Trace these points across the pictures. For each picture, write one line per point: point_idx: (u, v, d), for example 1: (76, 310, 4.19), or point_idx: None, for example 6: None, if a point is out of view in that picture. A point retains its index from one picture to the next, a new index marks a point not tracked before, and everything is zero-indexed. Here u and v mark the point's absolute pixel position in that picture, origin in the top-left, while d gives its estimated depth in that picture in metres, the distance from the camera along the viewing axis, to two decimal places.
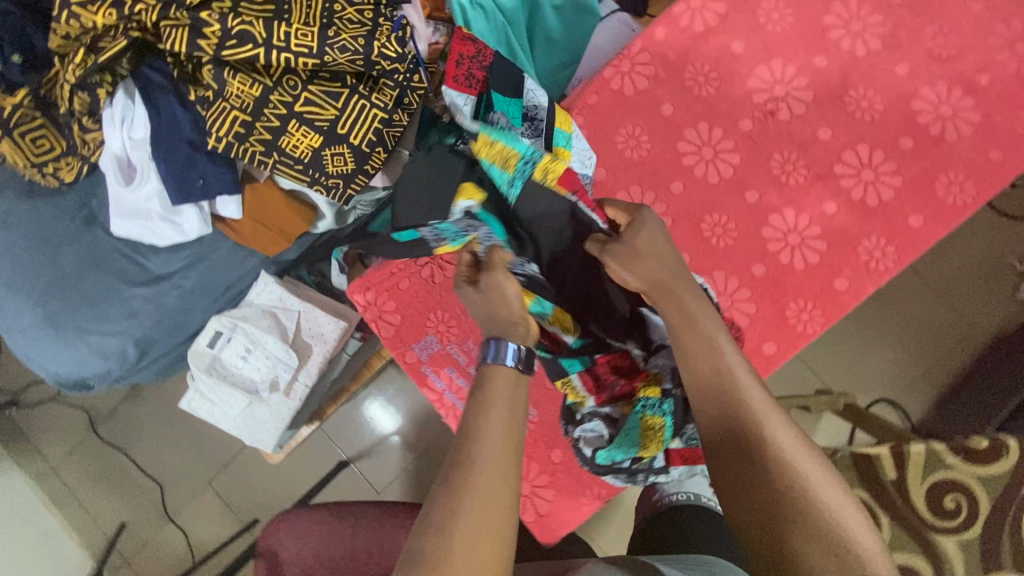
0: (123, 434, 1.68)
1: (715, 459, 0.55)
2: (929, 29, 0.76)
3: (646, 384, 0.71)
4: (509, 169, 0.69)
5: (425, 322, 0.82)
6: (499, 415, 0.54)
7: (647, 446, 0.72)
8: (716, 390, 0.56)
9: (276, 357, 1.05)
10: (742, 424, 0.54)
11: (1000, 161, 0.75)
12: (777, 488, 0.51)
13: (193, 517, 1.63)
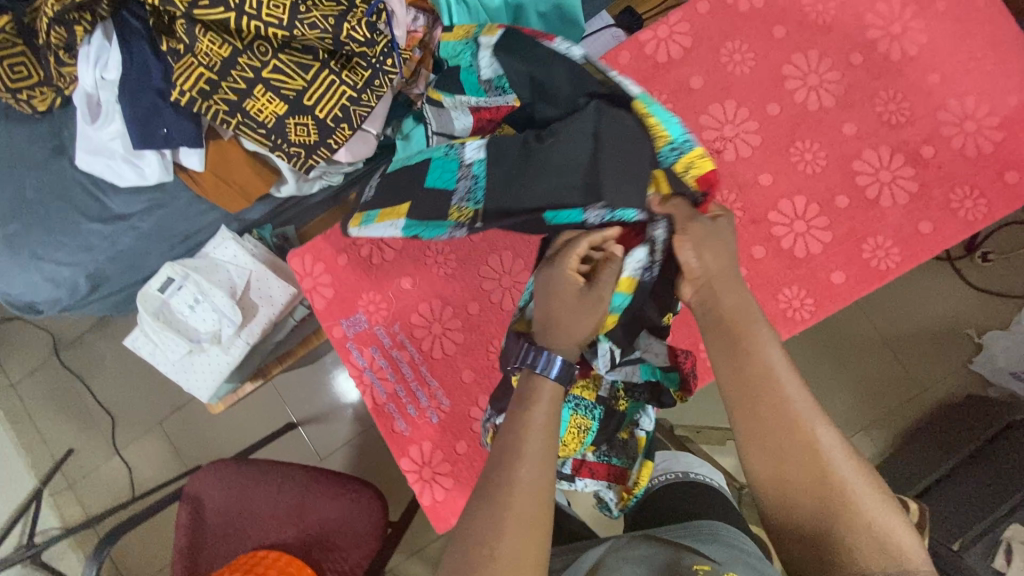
0: (83, 363, 1.71)
1: (762, 469, 0.56)
2: (882, 93, 0.78)
3: (582, 387, 0.75)
4: (658, 147, 0.64)
5: (357, 299, 0.85)
6: (541, 427, 0.58)
7: (565, 446, 0.78)
8: (765, 400, 0.56)
9: (221, 310, 1.07)
10: (792, 435, 0.54)
11: (930, 233, 0.76)
12: (819, 490, 0.53)
13: (139, 453, 1.67)
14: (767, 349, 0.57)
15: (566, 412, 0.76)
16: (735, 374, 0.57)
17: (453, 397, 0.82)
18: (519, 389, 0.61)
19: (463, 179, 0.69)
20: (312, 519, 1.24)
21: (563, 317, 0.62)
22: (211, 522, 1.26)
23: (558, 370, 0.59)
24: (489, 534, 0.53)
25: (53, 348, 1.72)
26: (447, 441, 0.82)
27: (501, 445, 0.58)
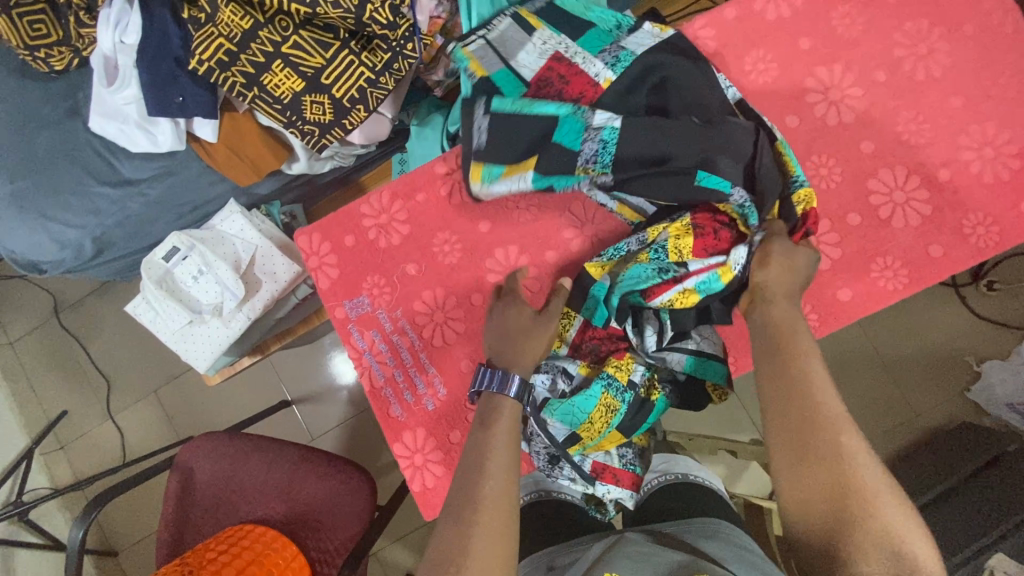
0: (83, 326, 1.71)
1: (783, 465, 0.56)
2: (903, 113, 0.77)
3: (625, 366, 0.76)
4: (788, 170, 0.72)
5: (360, 282, 0.84)
6: (505, 444, 0.63)
7: (589, 427, 0.76)
8: (795, 399, 0.57)
9: (224, 283, 1.07)
10: (816, 435, 0.55)
11: (939, 258, 0.75)
12: (842, 497, 0.53)
13: (132, 419, 1.68)
14: (805, 353, 0.60)
15: (600, 390, 0.74)
16: (771, 371, 0.60)
17: (450, 385, 0.82)
18: (481, 411, 0.67)
19: (590, 141, 0.75)
20: (302, 500, 1.24)
21: (516, 341, 0.71)
22: (200, 493, 1.27)
23: (515, 390, 0.67)
24: (460, 543, 0.56)
25: (54, 308, 1.73)
26: (441, 429, 0.82)
27: (469, 461, 0.63)
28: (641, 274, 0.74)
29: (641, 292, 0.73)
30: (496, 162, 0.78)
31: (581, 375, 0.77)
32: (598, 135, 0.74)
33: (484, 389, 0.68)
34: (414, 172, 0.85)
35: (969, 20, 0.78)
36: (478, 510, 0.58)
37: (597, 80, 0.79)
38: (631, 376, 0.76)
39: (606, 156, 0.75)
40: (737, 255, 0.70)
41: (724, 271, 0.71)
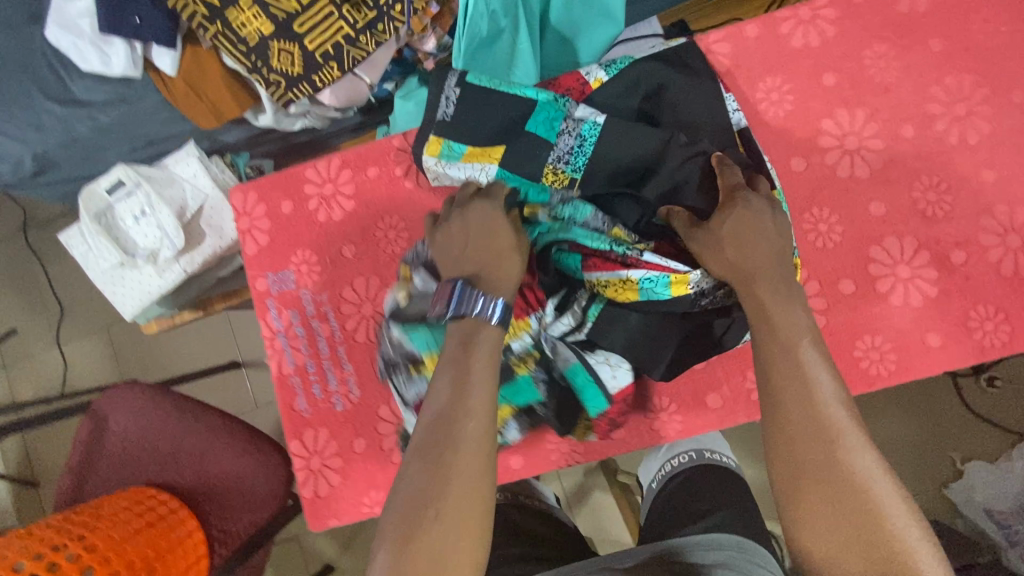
0: (49, 247, 1.64)
1: (790, 481, 0.51)
2: (925, 178, 0.67)
3: (514, 330, 0.64)
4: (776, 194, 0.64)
5: (289, 256, 0.76)
6: (483, 379, 0.53)
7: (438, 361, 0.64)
8: (796, 406, 0.53)
9: (163, 229, 0.99)
10: (824, 444, 0.51)
11: (936, 348, 0.66)
12: (842, 510, 0.49)
13: (80, 352, 1.60)
14: (805, 350, 0.54)
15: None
16: (772, 372, 0.54)
17: (364, 388, 0.74)
18: (459, 332, 0.56)
19: (566, 135, 0.69)
20: (218, 473, 1.16)
21: (488, 258, 0.59)
22: (111, 444, 1.19)
23: (501, 316, 0.56)
24: (416, 502, 0.47)
25: (18, 223, 1.65)
26: (346, 434, 0.73)
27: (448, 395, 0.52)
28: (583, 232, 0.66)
29: (575, 249, 0.68)
30: (459, 139, 0.71)
31: None
32: (578, 128, 0.69)
33: (477, 313, 0.55)
34: (371, 144, 0.76)
35: (1020, 87, 0.68)
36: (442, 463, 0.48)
37: (587, 78, 0.72)
38: (512, 341, 0.65)
39: (581, 156, 0.69)
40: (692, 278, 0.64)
41: (678, 281, 0.64)
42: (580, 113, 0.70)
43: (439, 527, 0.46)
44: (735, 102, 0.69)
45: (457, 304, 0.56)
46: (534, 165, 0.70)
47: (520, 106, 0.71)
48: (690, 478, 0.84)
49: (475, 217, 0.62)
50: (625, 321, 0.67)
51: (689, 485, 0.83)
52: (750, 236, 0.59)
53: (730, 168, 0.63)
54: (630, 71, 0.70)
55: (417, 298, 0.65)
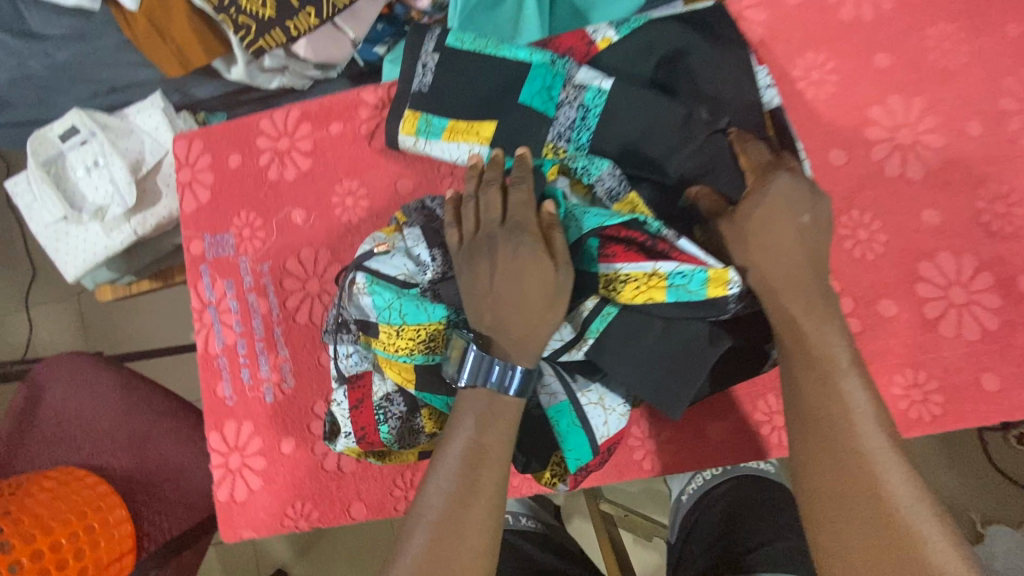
0: None
1: (836, 543, 0.44)
2: (991, 184, 0.55)
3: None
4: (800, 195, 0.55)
5: (230, 217, 0.65)
6: (488, 460, 0.46)
7: (394, 335, 0.51)
8: (836, 456, 0.46)
9: (115, 183, 0.89)
10: (874, 501, 0.44)
11: (993, 392, 0.53)
12: (883, 550, 0.42)
13: (47, 320, 1.50)
14: (848, 386, 0.47)
15: (440, 314, 0.51)
16: (810, 413, 0.48)
17: (300, 378, 0.63)
18: (476, 408, 0.47)
19: (566, 107, 0.59)
20: (157, 460, 1.05)
21: (524, 311, 0.47)
22: (45, 417, 1.07)
23: (519, 386, 0.47)
24: None
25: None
26: (273, 430, 0.62)
27: (450, 477, 0.46)
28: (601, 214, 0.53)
29: (594, 232, 0.53)
30: (440, 114, 0.61)
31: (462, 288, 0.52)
32: (580, 97, 0.58)
33: (492, 385, 0.47)
34: (337, 97, 0.65)
35: None
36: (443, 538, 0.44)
37: (593, 37, 0.61)
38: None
39: (584, 132, 0.59)
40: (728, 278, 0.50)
41: (716, 278, 0.50)
42: (585, 80, 0.58)
43: None
44: (767, 76, 0.58)
45: (474, 377, 0.47)
46: (522, 133, 0.59)
47: (512, 71, 0.60)
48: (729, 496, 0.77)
49: (504, 251, 0.48)
50: (648, 330, 0.53)
51: (727, 500, 0.77)
52: (775, 231, 0.49)
53: (754, 144, 0.53)
54: (644, 31, 0.58)
55: (401, 256, 0.53)
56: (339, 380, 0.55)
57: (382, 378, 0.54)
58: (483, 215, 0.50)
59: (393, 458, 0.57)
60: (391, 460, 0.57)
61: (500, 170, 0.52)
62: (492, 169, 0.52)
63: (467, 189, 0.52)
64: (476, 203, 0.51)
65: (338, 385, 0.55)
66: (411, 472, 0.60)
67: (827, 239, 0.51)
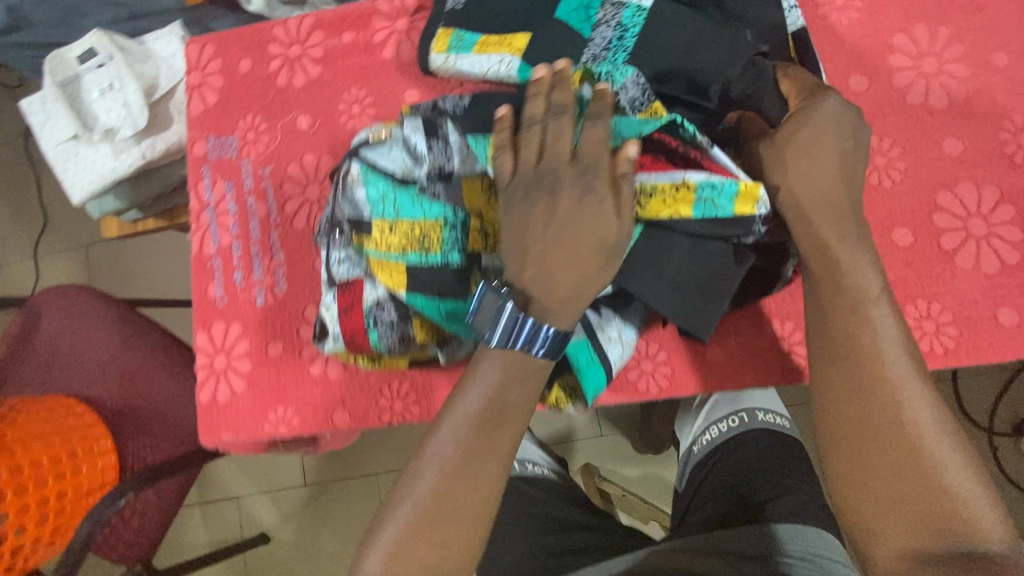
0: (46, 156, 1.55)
1: (855, 471, 0.44)
2: (1017, 116, 0.53)
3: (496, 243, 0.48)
4: None
5: (236, 120, 0.64)
6: (507, 414, 0.45)
7: (387, 231, 0.46)
8: (862, 387, 0.45)
9: (128, 105, 0.89)
10: (897, 435, 0.43)
11: (1009, 329, 0.51)
12: (903, 477, 0.42)
13: (56, 267, 1.50)
14: (878, 317, 0.46)
15: (442, 212, 0.47)
16: (838, 342, 0.46)
17: (293, 283, 0.61)
18: (509, 365, 0.45)
19: (603, 27, 0.58)
20: (147, 395, 1.03)
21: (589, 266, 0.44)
22: (41, 345, 1.07)
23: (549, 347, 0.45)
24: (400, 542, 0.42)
25: (20, 128, 1.56)
26: (261, 334, 0.61)
27: (468, 422, 0.44)
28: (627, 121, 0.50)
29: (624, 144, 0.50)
30: (471, 29, 0.60)
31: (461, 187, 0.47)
32: (619, 16, 0.57)
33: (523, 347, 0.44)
34: (351, 7, 0.64)
35: None
36: (451, 469, 0.43)
37: None
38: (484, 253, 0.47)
39: (620, 53, 0.57)
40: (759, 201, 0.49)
41: (746, 192, 0.48)
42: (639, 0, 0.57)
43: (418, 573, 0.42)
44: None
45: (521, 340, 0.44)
46: (535, 44, 0.58)
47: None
48: (740, 450, 0.76)
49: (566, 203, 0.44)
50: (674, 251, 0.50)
51: (741, 453, 0.76)
52: (818, 154, 0.47)
53: (799, 69, 0.51)
54: None
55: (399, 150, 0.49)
56: (329, 284, 0.50)
57: (371, 283, 0.48)
58: (547, 152, 0.45)
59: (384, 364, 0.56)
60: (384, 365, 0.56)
61: (572, 96, 0.45)
62: (563, 92, 0.45)
63: (534, 109, 0.46)
64: (538, 131, 0.45)
65: (327, 289, 0.50)
66: (394, 382, 0.58)
67: (863, 168, 0.50)
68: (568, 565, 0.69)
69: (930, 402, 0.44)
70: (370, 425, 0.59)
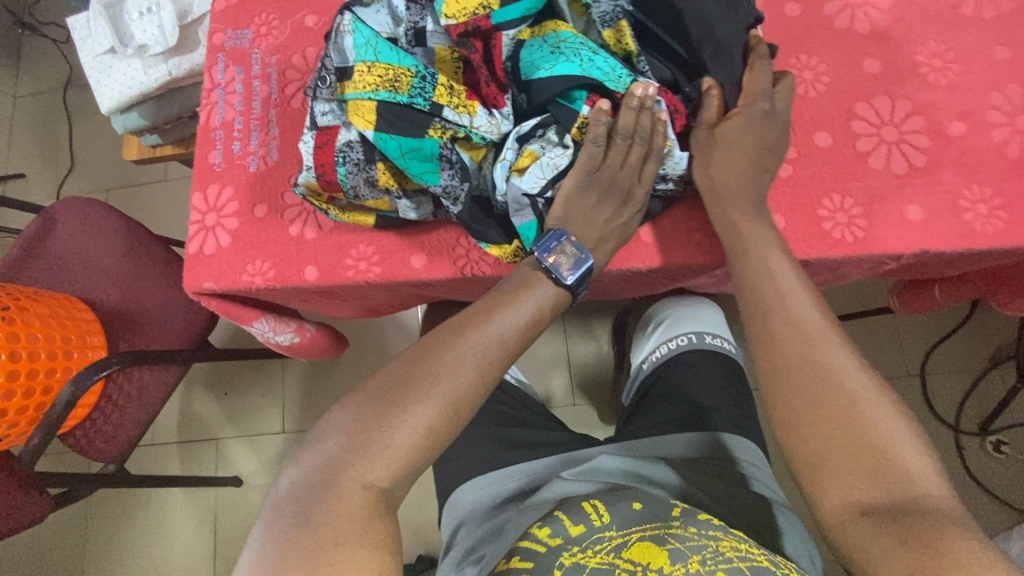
0: (81, 105, 1.64)
1: (793, 420, 0.49)
2: (928, 42, 0.60)
3: (459, 102, 0.56)
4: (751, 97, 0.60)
5: (253, 15, 0.73)
6: (501, 324, 0.54)
7: (365, 72, 0.56)
8: (792, 343, 0.51)
9: (162, 25, 0.99)
10: (835, 393, 0.48)
11: (915, 222, 0.56)
12: (834, 422, 0.47)
13: None
14: (775, 259, 0.54)
15: (411, 63, 0.56)
16: (772, 308, 0.53)
17: (284, 154, 0.69)
18: (512, 281, 0.57)
19: None
20: (142, 301, 1.10)
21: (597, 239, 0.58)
22: (52, 247, 1.14)
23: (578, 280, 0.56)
24: (381, 414, 0.48)
25: (61, 79, 1.67)
26: (251, 197, 0.68)
27: (463, 326, 0.53)
28: (604, 68, 0.55)
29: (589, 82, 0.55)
30: None
31: (433, 52, 0.59)
32: None
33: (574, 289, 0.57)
34: None
35: None
36: (455, 360, 0.51)
37: None
38: (448, 106, 0.56)
39: None
40: (674, 159, 0.59)
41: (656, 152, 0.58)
42: None
43: (392, 452, 0.47)
44: None
45: (576, 284, 0.56)
46: None
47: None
48: (681, 362, 0.83)
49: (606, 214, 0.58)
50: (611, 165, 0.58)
51: (681, 368, 0.82)
52: (739, 141, 0.56)
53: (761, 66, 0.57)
54: None
55: (385, 14, 0.60)
56: (310, 128, 0.60)
57: (347, 129, 0.58)
58: (627, 167, 0.57)
59: (350, 215, 0.63)
60: (350, 217, 0.63)
61: (649, 118, 0.56)
62: (647, 117, 0.56)
63: (625, 122, 0.55)
64: (627, 147, 0.56)
65: (309, 132, 0.60)
66: (362, 244, 0.65)
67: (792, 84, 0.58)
68: (512, 451, 0.73)
69: (855, 363, 0.49)
70: (336, 279, 0.64)
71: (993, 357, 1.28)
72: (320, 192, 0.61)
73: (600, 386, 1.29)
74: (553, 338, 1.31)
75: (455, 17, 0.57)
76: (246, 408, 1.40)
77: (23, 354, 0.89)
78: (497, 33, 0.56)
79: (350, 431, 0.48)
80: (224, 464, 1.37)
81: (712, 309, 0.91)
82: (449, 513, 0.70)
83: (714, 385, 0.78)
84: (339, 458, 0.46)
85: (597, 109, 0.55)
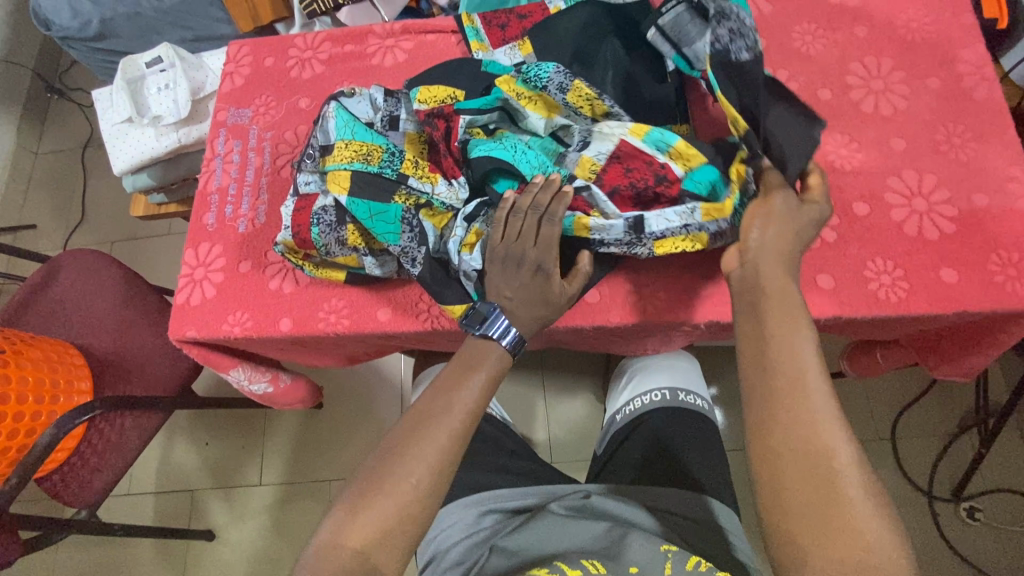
0: (97, 163, 1.77)
1: (779, 492, 0.47)
2: (835, 135, 0.69)
3: (423, 174, 0.66)
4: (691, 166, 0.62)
5: (255, 97, 0.83)
6: (462, 399, 0.57)
7: (343, 147, 0.66)
8: (793, 410, 0.48)
9: (177, 99, 1.11)
10: (817, 474, 0.46)
11: (828, 290, 0.63)
12: (821, 504, 0.45)
13: None
14: (802, 312, 0.52)
15: (384, 142, 0.67)
16: (756, 357, 0.51)
17: (272, 216, 0.77)
18: (468, 351, 0.61)
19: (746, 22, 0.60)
20: (131, 349, 1.15)
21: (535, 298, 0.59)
22: (50, 295, 1.20)
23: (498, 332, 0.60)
24: (355, 507, 0.52)
25: (82, 139, 1.80)
26: (237, 254, 0.75)
27: (427, 409, 0.57)
28: (532, 162, 0.64)
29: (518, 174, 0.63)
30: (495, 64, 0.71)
31: (403, 134, 0.69)
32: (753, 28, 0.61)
33: (506, 346, 0.60)
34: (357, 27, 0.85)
35: (936, 74, 0.71)
36: (420, 444, 0.54)
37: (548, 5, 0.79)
38: (413, 176, 0.65)
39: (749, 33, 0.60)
40: (607, 226, 0.61)
41: (580, 224, 0.61)
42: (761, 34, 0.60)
43: (373, 532, 0.51)
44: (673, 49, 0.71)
45: (498, 336, 0.60)
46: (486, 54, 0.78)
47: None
48: (657, 418, 0.87)
49: (521, 278, 0.60)
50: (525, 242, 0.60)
51: (654, 423, 0.86)
52: (790, 218, 0.56)
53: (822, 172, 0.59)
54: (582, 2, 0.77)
55: (366, 103, 0.71)
56: (294, 194, 0.69)
57: (326, 195, 0.67)
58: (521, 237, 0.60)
59: (324, 271, 0.70)
60: (322, 272, 0.70)
61: (546, 198, 0.60)
62: (545, 195, 0.60)
63: (523, 200, 0.61)
64: (520, 220, 0.60)
65: (291, 196, 0.69)
66: (333, 299, 0.71)
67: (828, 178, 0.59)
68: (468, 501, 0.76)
69: (838, 421, 0.47)
70: (307, 330, 0.70)
71: (960, 424, 1.29)
72: (297, 249, 0.69)
73: (576, 442, 1.31)
74: (531, 392, 1.35)
75: (427, 102, 0.69)
76: (226, 459, 1.41)
77: (10, 396, 0.93)
78: (456, 115, 0.66)
79: (337, 521, 0.52)
80: (197, 517, 1.36)
81: (690, 366, 0.96)
82: (422, 553, 0.73)
83: (688, 446, 0.82)
84: (324, 547, 0.51)
85: (506, 192, 0.62)
